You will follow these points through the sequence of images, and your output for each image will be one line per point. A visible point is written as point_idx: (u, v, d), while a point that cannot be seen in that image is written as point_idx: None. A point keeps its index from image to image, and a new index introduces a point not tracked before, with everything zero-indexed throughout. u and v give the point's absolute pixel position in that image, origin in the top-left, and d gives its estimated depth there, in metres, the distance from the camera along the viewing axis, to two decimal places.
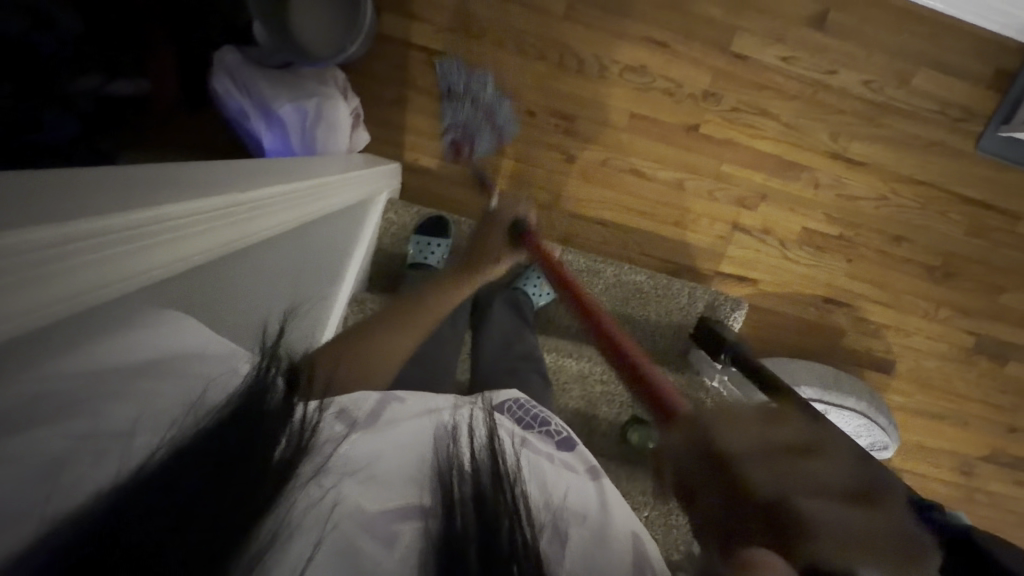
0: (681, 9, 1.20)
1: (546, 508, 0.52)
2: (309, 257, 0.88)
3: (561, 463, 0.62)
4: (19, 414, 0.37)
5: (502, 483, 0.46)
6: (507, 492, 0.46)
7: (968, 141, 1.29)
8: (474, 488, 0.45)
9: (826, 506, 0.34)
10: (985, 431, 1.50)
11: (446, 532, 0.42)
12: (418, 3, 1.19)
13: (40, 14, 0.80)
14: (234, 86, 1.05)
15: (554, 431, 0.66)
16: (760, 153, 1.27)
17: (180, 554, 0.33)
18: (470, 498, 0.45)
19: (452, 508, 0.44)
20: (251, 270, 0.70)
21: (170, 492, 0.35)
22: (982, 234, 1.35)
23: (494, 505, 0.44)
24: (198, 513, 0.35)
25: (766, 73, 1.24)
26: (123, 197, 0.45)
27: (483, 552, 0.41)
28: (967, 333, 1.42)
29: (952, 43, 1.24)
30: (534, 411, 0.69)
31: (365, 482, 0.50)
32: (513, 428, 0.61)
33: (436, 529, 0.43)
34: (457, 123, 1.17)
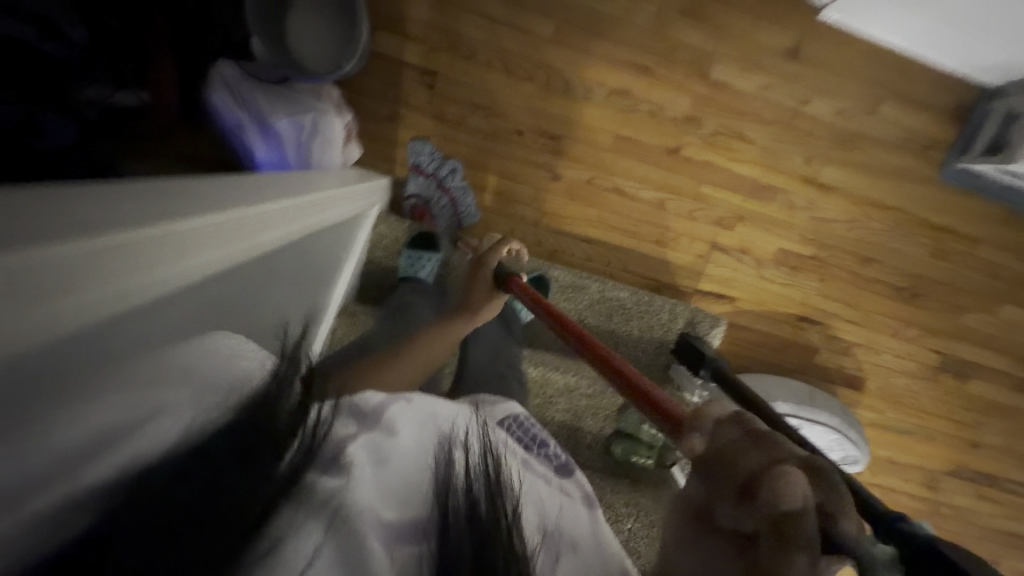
0: (665, 37, 1.25)
1: (539, 526, 0.52)
2: (300, 272, 0.87)
3: (558, 486, 0.62)
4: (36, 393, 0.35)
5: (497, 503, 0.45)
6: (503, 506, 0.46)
7: (931, 169, 1.36)
8: (468, 503, 0.45)
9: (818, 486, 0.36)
10: (950, 447, 1.57)
11: (443, 540, 0.42)
12: (411, 21, 1.21)
13: (49, 21, 0.82)
14: (232, 99, 1.06)
15: (554, 455, 0.67)
16: (738, 176, 1.32)
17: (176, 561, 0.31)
18: (464, 512, 0.44)
19: (446, 525, 0.43)
20: (251, 280, 0.69)
21: (176, 490, 0.34)
22: (945, 257, 1.42)
23: (489, 518, 0.43)
24: (201, 518, 0.33)
25: (745, 100, 1.29)
26: (136, 207, 0.45)
27: (475, 558, 0.41)
28: (932, 351, 1.49)
29: (916, 77, 1.32)
30: (533, 430, 0.69)
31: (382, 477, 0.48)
32: (510, 444, 0.61)
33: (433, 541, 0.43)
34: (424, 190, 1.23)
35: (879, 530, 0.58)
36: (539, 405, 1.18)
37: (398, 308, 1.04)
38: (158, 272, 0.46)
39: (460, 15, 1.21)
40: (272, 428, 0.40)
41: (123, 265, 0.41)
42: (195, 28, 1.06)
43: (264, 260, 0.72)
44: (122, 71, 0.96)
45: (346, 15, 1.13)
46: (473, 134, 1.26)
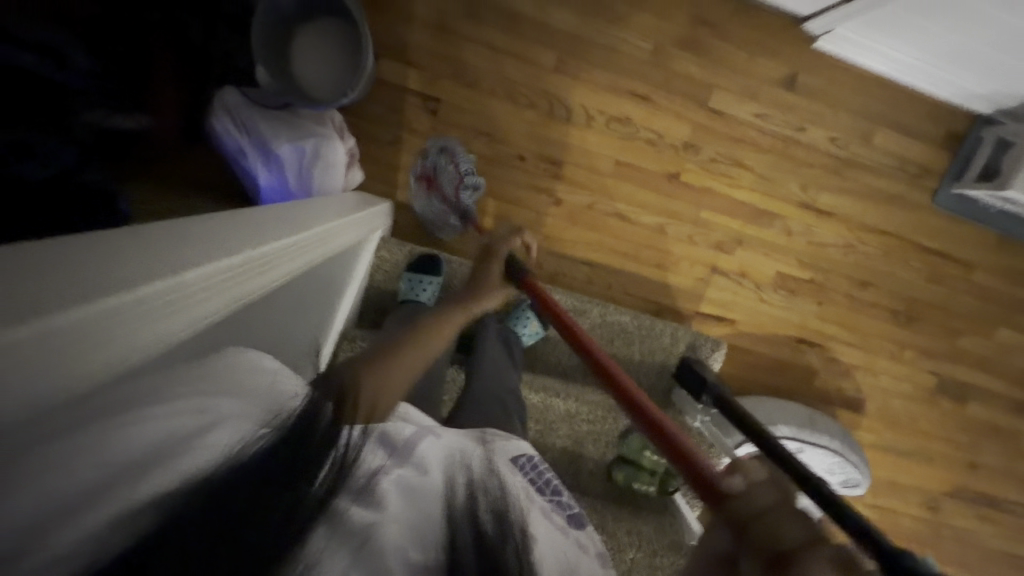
0: (664, 67, 1.28)
1: (557, 565, 0.54)
2: (307, 301, 0.88)
3: (573, 539, 0.61)
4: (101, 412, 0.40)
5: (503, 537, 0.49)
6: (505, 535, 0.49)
7: (925, 195, 1.39)
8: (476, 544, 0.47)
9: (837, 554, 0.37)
10: (949, 468, 1.57)
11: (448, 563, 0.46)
12: (414, 50, 1.23)
13: (54, 49, 0.86)
14: (233, 125, 1.07)
15: (565, 504, 0.66)
16: (736, 201, 1.34)
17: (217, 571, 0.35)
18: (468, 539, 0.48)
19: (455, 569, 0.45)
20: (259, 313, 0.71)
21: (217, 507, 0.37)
22: (941, 281, 1.44)
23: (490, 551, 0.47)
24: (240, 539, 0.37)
25: (742, 128, 1.32)
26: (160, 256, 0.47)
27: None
28: (929, 374, 1.50)
29: (908, 107, 1.35)
30: (545, 472, 0.69)
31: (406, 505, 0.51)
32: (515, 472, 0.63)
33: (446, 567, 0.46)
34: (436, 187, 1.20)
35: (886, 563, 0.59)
36: (541, 430, 1.19)
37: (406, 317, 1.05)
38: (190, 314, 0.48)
39: (463, 44, 1.24)
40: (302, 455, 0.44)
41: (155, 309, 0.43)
42: (202, 57, 1.10)
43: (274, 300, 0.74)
44: (124, 95, 0.99)
45: (354, 44, 1.14)
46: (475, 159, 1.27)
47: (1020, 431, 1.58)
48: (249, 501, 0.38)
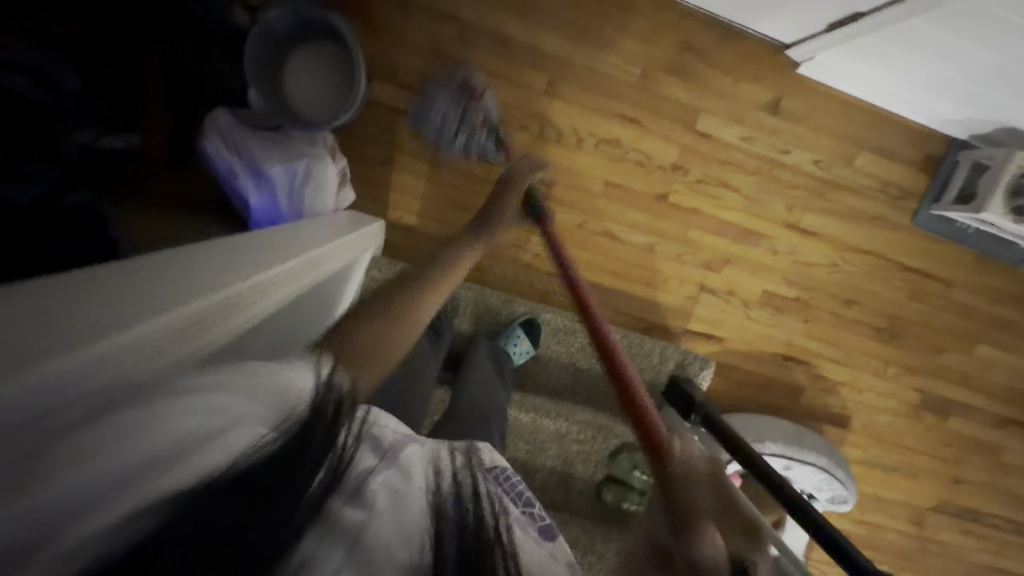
0: (652, 91, 1.31)
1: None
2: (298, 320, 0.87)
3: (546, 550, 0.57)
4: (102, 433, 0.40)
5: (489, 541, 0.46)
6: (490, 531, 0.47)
7: (906, 216, 1.43)
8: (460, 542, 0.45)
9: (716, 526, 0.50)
10: (934, 483, 1.59)
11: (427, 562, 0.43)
12: (407, 72, 1.25)
13: (44, 72, 0.84)
14: (225, 146, 1.07)
15: (537, 515, 0.63)
16: (724, 222, 1.37)
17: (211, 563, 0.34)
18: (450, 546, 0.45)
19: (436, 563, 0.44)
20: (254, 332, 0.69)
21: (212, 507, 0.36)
22: (922, 299, 1.47)
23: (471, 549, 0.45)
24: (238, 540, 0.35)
25: (729, 150, 1.35)
26: (134, 306, 0.52)
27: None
28: (913, 390, 1.53)
29: (888, 130, 1.39)
30: (519, 487, 0.66)
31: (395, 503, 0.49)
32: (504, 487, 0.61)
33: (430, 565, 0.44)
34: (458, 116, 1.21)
35: None
36: (530, 451, 1.20)
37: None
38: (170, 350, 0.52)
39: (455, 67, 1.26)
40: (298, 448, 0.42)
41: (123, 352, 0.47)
42: (195, 79, 1.10)
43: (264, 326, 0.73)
44: (111, 116, 0.99)
45: (347, 66, 1.16)
46: (467, 179, 1.28)
47: (1001, 446, 1.62)
48: (253, 498, 0.38)
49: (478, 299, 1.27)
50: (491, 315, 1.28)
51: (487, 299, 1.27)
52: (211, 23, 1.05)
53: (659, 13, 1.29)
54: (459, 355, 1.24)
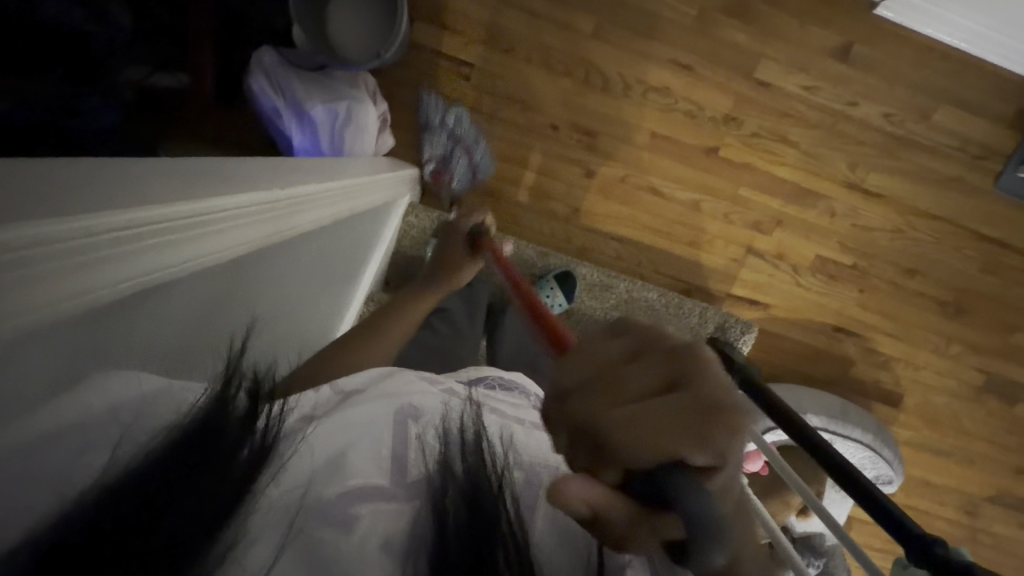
0: (710, 35, 1.22)
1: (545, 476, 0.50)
2: (326, 273, 0.90)
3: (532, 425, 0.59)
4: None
5: (478, 456, 0.44)
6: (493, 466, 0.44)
7: (987, 178, 1.29)
8: (462, 464, 0.43)
9: (607, 412, 0.30)
10: (992, 471, 1.49)
11: (445, 464, 0.43)
12: (450, 13, 1.21)
13: (96, 8, 0.87)
14: (270, 85, 1.08)
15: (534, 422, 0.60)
16: (778, 179, 1.28)
17: (168, 533, 0.31)
18: (461, 454, 0.44)
19: (442, 491, 0.41)
20: (275, 278, 0.71)
21: (148, 498, 0.32)
22: (997, 271, 1.35)
23: (480, 473, 0.42)
24: (175, 505, 0.32)
25: (789, 101, 1.25)
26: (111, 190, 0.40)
27: (469, 494, 0.41)
28: (976, 371, 1.42)
29: (974, 81, 1.25)
30: (504, 383, 0.70)
31: (350, 434, 0.48)
32: (512, 415, 0.59)
33: (460, 490, 0.41)
34: (444, 158, 1.23)
35: (908, 547, 0.59)
36: None
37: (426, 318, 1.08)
38: (108, 274, 0.38)
39: (501, 8, 1.21)
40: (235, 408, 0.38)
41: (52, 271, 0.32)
42: (239, 25, 1.12)
43: (283, 272, 0.73)
44: (164, 54, 1.03)
45: (387, 5, 1.13)
46: (505, 127, 1.25)
47: None
48: (213, 481, 0.34)
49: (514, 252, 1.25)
50: (527, 266, 1.25)
51: (523, 250, 1.25)
52: None
53: None
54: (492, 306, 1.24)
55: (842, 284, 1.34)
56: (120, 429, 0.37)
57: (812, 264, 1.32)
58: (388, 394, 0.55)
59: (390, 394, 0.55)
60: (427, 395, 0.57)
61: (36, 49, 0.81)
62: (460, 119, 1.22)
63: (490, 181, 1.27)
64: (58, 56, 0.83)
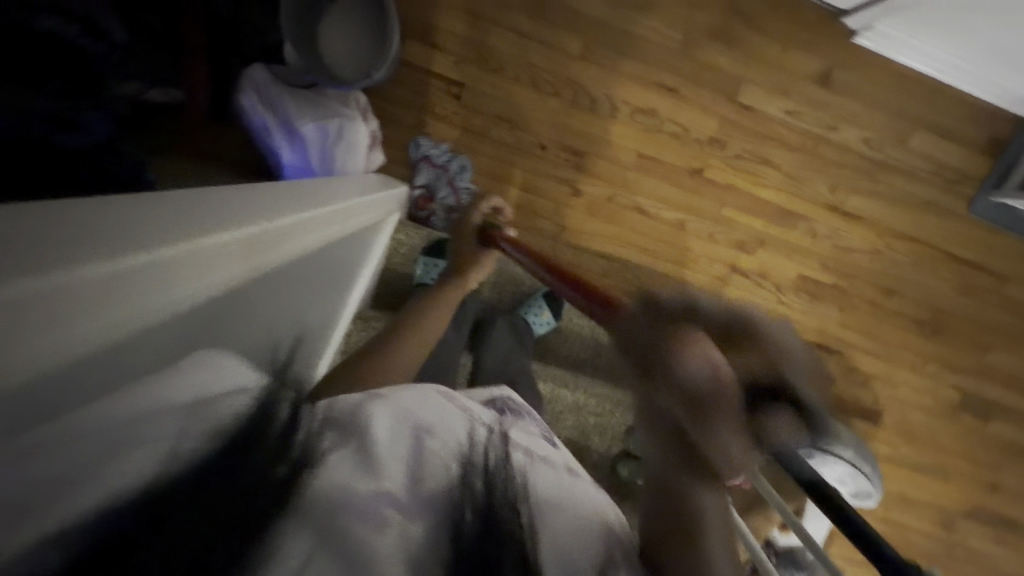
0: (695, 59, 1.25)
1: (556, 504, 0.50)
2: (319, 281, 0.86)
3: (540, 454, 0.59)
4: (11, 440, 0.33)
5: (494, 489, 0.44)
6: (506, 490, 0.45)
7: (961, 202, 1.33)
8: (482, 491, 0.43)
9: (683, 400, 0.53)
10: (967, 486, 1.52)
11: (462, 491, 0.43)
12: (441, 32, 1.23)
13: (93, 21, 0.85)
14: (260, 102, 1.09)
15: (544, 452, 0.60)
16: (760, 200, 1.31)
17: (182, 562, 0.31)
18: (477, 481, 0.44)
19: (458, 512, 0.41)
20: (272, 293, 0.70)
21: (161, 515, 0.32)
22: (971, 292, 1.39)
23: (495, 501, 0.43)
24: (190, 532, 0.32)
25: (771, 124, 1.28)
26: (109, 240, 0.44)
27: (483, 517, 0.41)
28: (952, 389, 1.45)
29: (948, 109, 1.30)
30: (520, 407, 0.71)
31: (379, 437, 0.46)
32: (527, 448, 0.58)
33: (477, 516, 0.41)
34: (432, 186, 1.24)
35: None
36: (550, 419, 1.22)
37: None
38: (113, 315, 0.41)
39: (491, 29, 1.23)
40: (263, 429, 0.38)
41: (28, 322, 0.36)
42: (233, 41, 1.13)
43: (280, 290, 0.72)
44: (160, 68, 1.01)
45: (380, 26, 1.13)
46: (493, 146, 1.27)
47: None
48: (228, 506, 0.34)
49: (502, 268, 1.29)
50: (513, 284, 1.30)
51: (511, 268, 1.29)
52: None
53: None
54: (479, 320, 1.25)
55: (823, 302, 1.37)
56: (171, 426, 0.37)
57: (793, 283, 1.35)
58: (413, 404, 0.53)
59: (415, 402, 0.54)
60: (450, 409, 0.56)
61: (30, 62, 0.80)
62: (464, 169, 1.24)
63: None
64: (50, 71, 0.82)
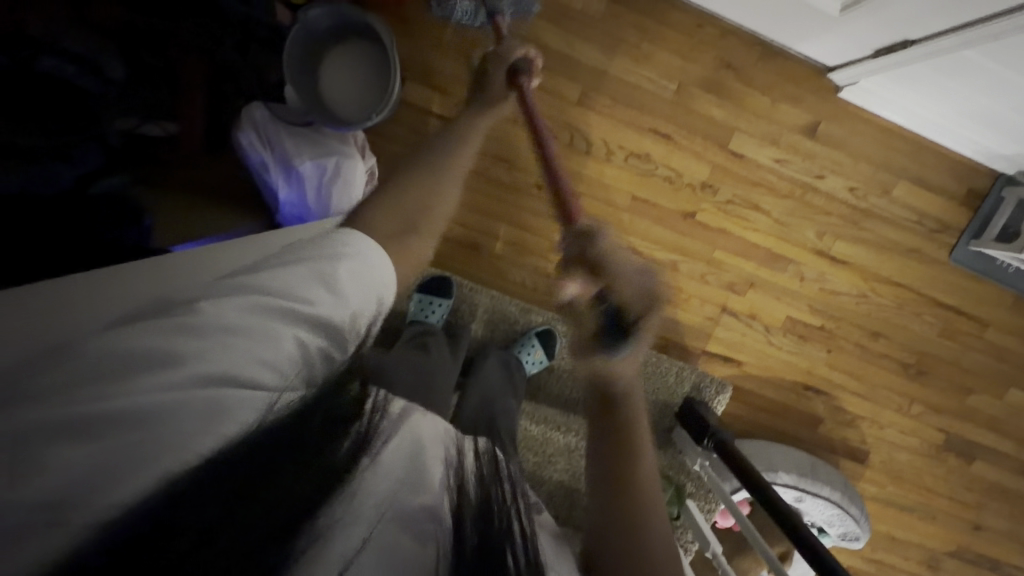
0: (687, 107, 1.29)
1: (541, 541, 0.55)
2: None
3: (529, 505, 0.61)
4: (103, 397, 0.39)
5: (494, 516, 0.52)
6: (501, 502, 0.54)
7: (942, 250, 1.38)
8: (480, 515, 0.51)
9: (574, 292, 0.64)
10: (953, 526, 1.53)
11: (462, 513, 0.51)
12: (441, 75, 1.26)
13: (92, 62, 0.88)
14: (259, 140, 1.08)
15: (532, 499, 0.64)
16: (750, 243, 1.34)
17: (217, 557, 0.37)
18: (475, 500, 0.53)
19: (459, 537, 0.49)
20: None
21: (198, 518, 0.37)
22: (953, 336, 1.42)
23: (494, 524, 0.51)
24: (224, 536, 0.38)
25: (761, 172, 1.32)
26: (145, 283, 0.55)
27: (483, 532, 0.50)
28: (937, 430, 1.48)
29: (929, 161, 1.35)
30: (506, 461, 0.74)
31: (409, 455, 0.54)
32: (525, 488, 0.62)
33: (477, 534, 0.50)
34: None
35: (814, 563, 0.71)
36: (538, 463, 1.22)
37: (421, 338, 1.08)
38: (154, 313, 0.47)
39: None
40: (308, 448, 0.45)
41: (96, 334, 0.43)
42: (232, 74, 1.08)
43: None
44: (158, 102, 0.99)
45: (382, 71, 1.16)
46: (489, 183, 1.28)
47: None
48: (259, 522, 0.39)
49: (495, 305, 1.28)
50: (507, 322, 1.28)
51: (505, 306, 1.28)
52: (255, 20, 1.06)
53: (700, 28, 1.28)
54: (472, 357, 1.25)
55: (810, 345, 1.39)
56: (243, 399, 0.44)
57: (782, 324, 1.37)
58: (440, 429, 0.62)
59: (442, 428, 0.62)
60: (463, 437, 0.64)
61: (29, 100, 0.83)
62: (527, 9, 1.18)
63: (473, 234, 1.29)
64: (45, 109, 0.84)
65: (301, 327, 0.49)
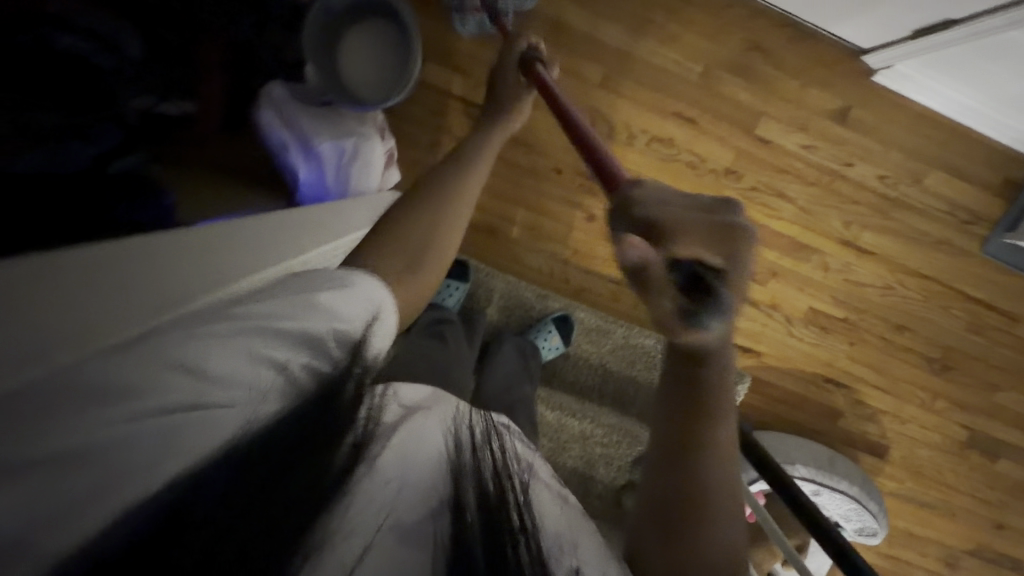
0: (713, 91, 1.25)
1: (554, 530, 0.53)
2: None
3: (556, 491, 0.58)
4: (91, 420, 0.40)
5: (502, 506, 0.49)
6: (510, 499, 0.50)
7: (974, 242, 1.34)
8: (482, 505, 0.48)
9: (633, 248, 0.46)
10: (974, 524, 1.51)
11: (464, 499, 0.48)
12: (462, 56, 1.24)
13: (107, 39, 0.87)
14: (278, 118, 1.08)
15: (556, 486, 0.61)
16: (774, 232, 1.31)
17: (235, 548, 0.36)
18: (479, 491, 0.49)
19: (464, 531, 0.46)
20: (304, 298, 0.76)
21: (207, 516, 0.37)
22: (982, 330, 1.39)
23: (496, 516, 0.48)
24: (234, 532, 0.37)
25: (788, 158, 1.28)
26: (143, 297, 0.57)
27: (486, 528, 0.47)
28: (961, 427, 1.44)
29: (964, 149, 1.30)
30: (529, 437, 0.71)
31: (412, 447, 0.53)
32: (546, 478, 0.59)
33: (483, 524, 0.47)
34: None
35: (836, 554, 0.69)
36: (552, 448, 1.21)
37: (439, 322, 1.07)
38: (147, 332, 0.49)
39: None
40: (315, 437, 0.44)
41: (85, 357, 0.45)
42: (249, 53, 1.09)
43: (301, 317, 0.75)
44: (173, 80, 0.98)
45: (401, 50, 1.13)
46: (508, 167, 1.26)
47: None
48: (267, 514, 0.38)
49: (512, 291, 1.27)
50: (523, 308, 1.28)
51: (522, 293, 1.28)
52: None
53: (728, 8, 1.24)
54: (487, 343, 1.25)
55: (832, 337, 1.36)
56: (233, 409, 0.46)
57: (804, 315, 1.35)
58: (448, 413, 0.58)
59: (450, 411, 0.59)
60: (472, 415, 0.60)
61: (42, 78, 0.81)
62: None
63: (490, 219, 1.27)
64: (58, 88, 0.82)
65: (288, 334, 0.51)
